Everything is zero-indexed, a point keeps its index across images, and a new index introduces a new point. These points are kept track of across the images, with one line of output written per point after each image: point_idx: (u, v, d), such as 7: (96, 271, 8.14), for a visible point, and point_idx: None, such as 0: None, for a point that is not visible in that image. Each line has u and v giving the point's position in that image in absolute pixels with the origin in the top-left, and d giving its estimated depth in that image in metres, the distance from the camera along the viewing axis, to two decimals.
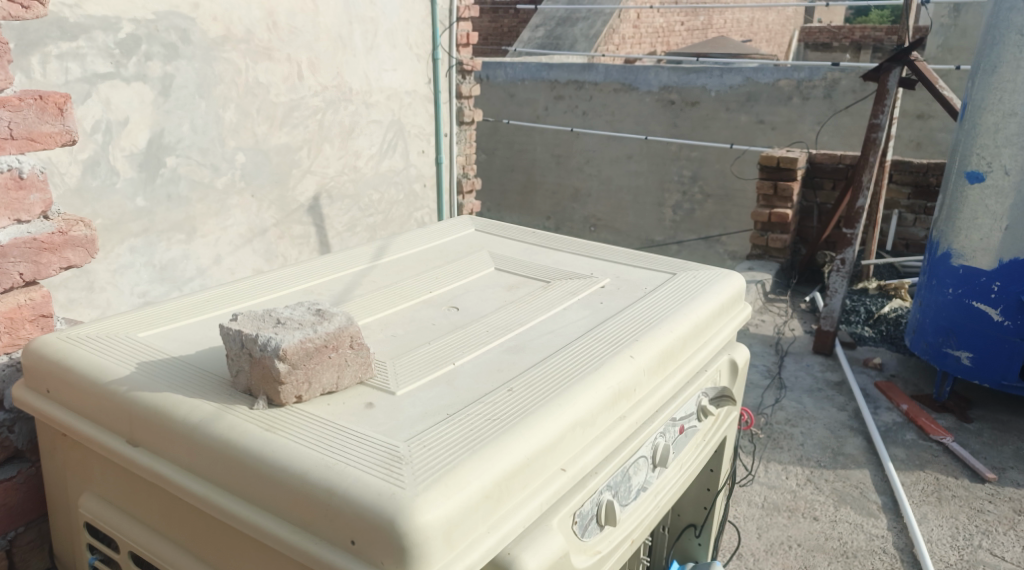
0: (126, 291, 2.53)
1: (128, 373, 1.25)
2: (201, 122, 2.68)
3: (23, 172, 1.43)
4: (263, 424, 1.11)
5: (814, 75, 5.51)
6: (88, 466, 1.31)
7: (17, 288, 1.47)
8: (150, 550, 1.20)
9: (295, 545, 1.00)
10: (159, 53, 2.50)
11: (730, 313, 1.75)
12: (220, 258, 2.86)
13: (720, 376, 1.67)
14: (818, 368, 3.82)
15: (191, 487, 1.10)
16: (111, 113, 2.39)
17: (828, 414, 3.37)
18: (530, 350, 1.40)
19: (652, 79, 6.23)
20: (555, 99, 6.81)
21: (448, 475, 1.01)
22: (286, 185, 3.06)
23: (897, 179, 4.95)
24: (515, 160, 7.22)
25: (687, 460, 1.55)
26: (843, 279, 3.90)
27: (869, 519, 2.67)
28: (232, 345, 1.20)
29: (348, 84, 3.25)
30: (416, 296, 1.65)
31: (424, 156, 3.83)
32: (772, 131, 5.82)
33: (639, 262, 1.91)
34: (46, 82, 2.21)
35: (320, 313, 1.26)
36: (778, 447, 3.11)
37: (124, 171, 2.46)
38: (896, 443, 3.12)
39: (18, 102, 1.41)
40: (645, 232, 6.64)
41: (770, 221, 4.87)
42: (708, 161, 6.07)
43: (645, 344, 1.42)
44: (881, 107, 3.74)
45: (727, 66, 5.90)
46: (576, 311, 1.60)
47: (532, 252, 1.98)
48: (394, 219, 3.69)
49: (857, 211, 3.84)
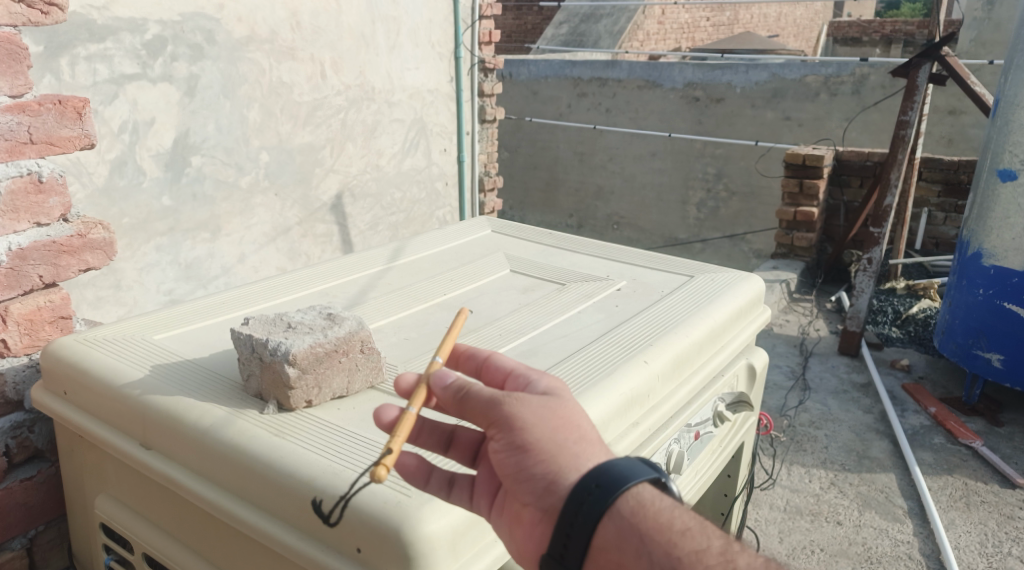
0: (152, 289, 2.56)
1: (142, 376, 1.26)
2: (226, 122, 2.70)
3: (42, 176, 1.45)
4: (273, 428, 1.12)
5: (842, 71, 5.42)
6: (103, 468, 1.32)
7: (37, 291, 1.49)
8: (162, 553, 1.21)
9: (301, 551, 1.00)
10: (184, 54, 2.52)
11: (749, 316, 1.73)
12: (244, 257, 2.88)
13: (737, 381, 1.65)
14: (843, 369, 3.76)
15: (201, 491, 1.11)
16: (137, 114, 2.42)
17: (854, 416, 3.31)
18: (542, 356, 1.38)
19: (676, 76, 6.19)
20: (578, 96, 6.77)
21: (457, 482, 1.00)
22: (309, 183, 3.07)
23: (927, 176, 4.84)
24: (539, 158, 7.19)
25: (702, 467, 1.55)
26: (870, 279, 3.82)
27: (895, 524, 2.62)
28: (243, 350, 1.20)
29: (371, 83, 3.26)
30: (430, 299, 1.65)
31: (446, 155, 3.82)
32: (799, 128, 5.74)
33: (657, 264, 1.89)
34: (75, 83, 2.23)
35: (330, 318, 1.27)
36: (801, 450, 3.06)
37: (150, 171, 2.49)
38: (924, 447, 3.05)
39: (38, 107, 1.42)
40: (669, 230, 6.57)
41: (795, 219, 4.80)
42: (733, 158, 5.99)
43: (659, 349, 1.40)
44: (910, 103, 3.64)
45: (753, 62, 5.82)
46: (591, 314, 1.58)
47: (549, 254, 1.96)
48: (416, 217, 3.69)
49: (884, 210, 3.76)
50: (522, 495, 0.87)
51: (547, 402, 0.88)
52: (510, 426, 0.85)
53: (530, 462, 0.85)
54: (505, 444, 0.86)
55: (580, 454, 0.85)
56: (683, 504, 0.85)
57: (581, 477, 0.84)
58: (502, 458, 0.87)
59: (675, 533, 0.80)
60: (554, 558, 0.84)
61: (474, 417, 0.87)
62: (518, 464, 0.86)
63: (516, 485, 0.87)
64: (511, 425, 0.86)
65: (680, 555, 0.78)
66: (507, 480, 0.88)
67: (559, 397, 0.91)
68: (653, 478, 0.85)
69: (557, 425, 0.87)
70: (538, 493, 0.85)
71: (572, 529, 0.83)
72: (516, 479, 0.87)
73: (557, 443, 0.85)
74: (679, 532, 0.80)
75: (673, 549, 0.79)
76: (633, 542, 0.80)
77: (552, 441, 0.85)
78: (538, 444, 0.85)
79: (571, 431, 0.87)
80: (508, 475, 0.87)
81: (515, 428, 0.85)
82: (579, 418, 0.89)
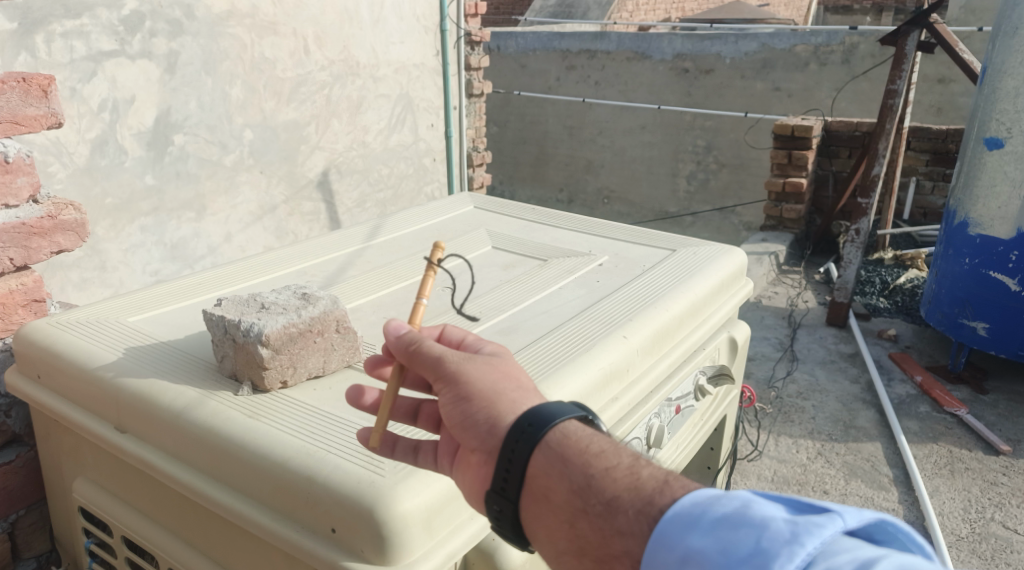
0: (138, 270, 2.54)
1: (116, 359, 1.25)
2: (208, 99, 2.65)
3: (8, 156, 1.42)
4: (247, 410, 1.10)
5: (832, 40, 5.39)
6: (79, 451, 1.31)
7: (8, 274, 1.47)
8: (141, 535, 1.20)
9: (276, 532, 0.99)
10: (163, 30, 2.46)
11: (731, 290, 1.72)
12: (231, 236, 2.86)
13: (719, 354, 1.65)
14: (831, 340, 3.77)
15: (176, 474, 1.09)
16: (117, 92, 2.37)
17: (841, 386, 3.33)
18: (522, 331, 1.37)
19: (665, 47, 6.14)
20: (567, 69, 6.72)
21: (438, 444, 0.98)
22: (294, 161, 3.03)
23: (916, 146, 4.82)
24: (527, 132, 7.13)
25: (683, 440, 1.54)
26: (858, 250, 3.81)
27: (880, 492, 2.65)
28: (216, 331, 1.19)
29: (355, 58, 3.21)
30: (410, 278, 1.63)
31: (433, 130, 3.78)
32: (788, 99, 5.71)
33: (640, 238, 1.88)
34: (52, 61, 2.18)
35: (305, 297, 1.26)
36: (788, 421, 3.08)
37: (132, 150, 2.45)
38: (909, 416, 3.07)
39: (1, 85, 1.39)
40: (659, 203, 6.55)
41: (784, 191, 4.78)
42: (723, 131, 5.96)
43: (639, 324, 1.39)
44: (898, 72, 3.60)
45: (742, 32, 5.78)
46: (572, 290, 1.57)
47: (530, 230, 1.95)
48: (404, 193, 3.66)
49: (872, 180, 3.73)
50: (468, 442, 0.84)
51: (490, 358, 0.88)
52: (455, 377, 0.85)
53: (474, 408, 0.83)
54: (451, 397, 0.85)
55: (517, 396, 0.83)
56: (610, 435, 0.81)
57: (516, 415, 0.81)
58: (450, 410, 0.85)
59: (591, 452, 0.76)
60: (496, 495, 0.81)
61: (423, 371, 0.88)
62: (464, 411, 0.84)
63: (462, 433, 0.84)
64: (457, 377, 0.85)
65: (592, 472, 0.75)
66: (457, 430, 0.85)
67: (504, 357, 0.90)
68: (583, 415, 0.82)
69: (499, 376, 0.86)
70: (482, 437, 0.82)
71: (508, 465, 0.79)
72: (462, 428, 0.84)
73: (495, 389, 0.84)
74: (595, 452, 0.76)
75: (587, 468, 0.75)
76: (557, 466, 0.77)
77: (492, 388, 0.84)
78: (479, 392, 0.84)
79: (510, 381, 0.86)
80: (456, 426, 0.85)
81: (460, 380, 0.85)
82: (520, 374, 0.88)
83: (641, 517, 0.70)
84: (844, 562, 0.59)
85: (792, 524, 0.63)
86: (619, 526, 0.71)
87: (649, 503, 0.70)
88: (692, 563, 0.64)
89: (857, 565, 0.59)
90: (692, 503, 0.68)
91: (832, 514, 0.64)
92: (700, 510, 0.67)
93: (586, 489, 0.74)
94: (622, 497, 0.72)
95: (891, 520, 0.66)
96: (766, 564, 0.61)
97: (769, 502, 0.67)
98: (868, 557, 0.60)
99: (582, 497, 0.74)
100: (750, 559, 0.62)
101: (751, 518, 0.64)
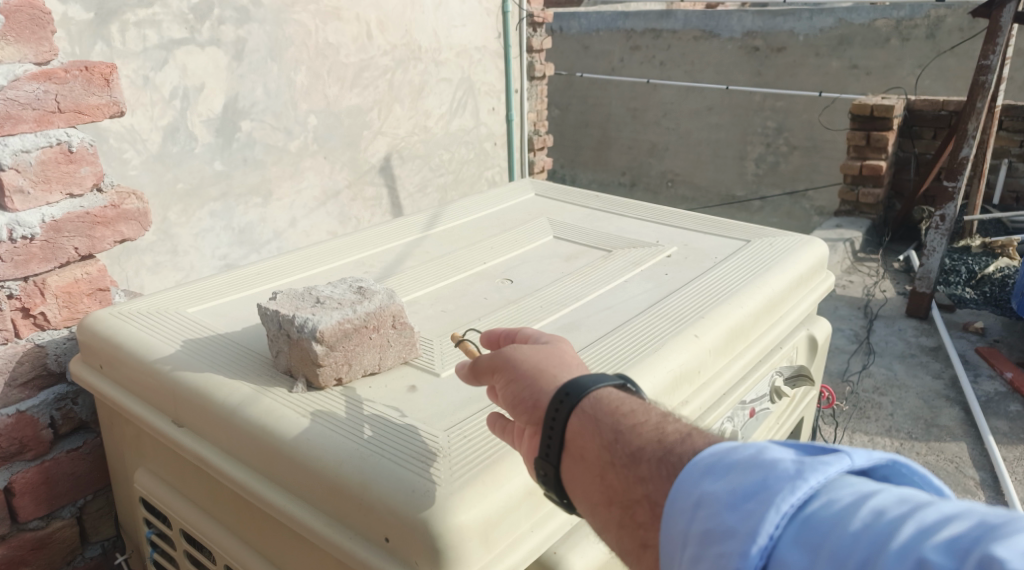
0: (208, 255, 2.57)
1: (173, 352, 1.23)
2: (274, 85, 2.65)
3: (72, 146, 1.42)
4: (301, 408, 1.07)
5: (916, 14, 5.09)
6: (140, 442, 1.31)
7: (74, 263, 1.48)
8: (199, 530, 1.19)
9: (329, 538, 0.95)
10: (231, 17, 2.46)
11: (810, 284, 1.61)
12: (296, 221, 2.86)
13: (796, 354, 1.55)
14: (911, 332, 3.57)
15: (230, 472, 1.07)
16: (187, 80, 2.38)
17: (922, 382, 3.15)
18: (587, 328, 1.30)
19: (735, 25, 5.92)
20: (631, 49, 6.54)
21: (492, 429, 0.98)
22: (357, 146, 3.02)
23: (1008, 126, 4.52)
24: (590, 115, 6.98)
25: (757, 445, 1.45)
26: (942, 237, 3.59)
27: (965, 496, 2.48)
28: (270, 326, 1.16)
29: (418, 42, 3.17)
30: (469, 269, 1.57)
31: (494, 114, 3.71)
32: (866, 77, 5.42)
33: (712, 228, 1.78)
34: (126, 50, 2.20)
35: (361, 292, 1.22)
36: (865, 417, 2.93)
37: (201, 137, 2.46)
38: (998, 414, 2.88)
39: (64, 74, 1.38)
40: (726, 187, 6.34)
41: (861, 174, 4.55)
42: (795, 111, 5.72)
43: (711, 322, 1.31)
44: (992, 46, 3.35)
45: (818, 8, 5.50)
46: (638, 283, 1.49)
47: (595, 218, 1.87)
48: (465, 178, 3.61)
49: (960, 163, 3.49)
50: (520, 421, 0.83)
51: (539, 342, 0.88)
52: (504, 356, 0.87)
53: (522, 386, 0.83)
54: (506, 380, 0.85)
55: (559, 371, 0.82)
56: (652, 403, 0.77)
57: (557, 386, 0.79)
58: (504, 393, 0.86)
59: (622, 411, 0.73)
60: (541, 461, 0.79)
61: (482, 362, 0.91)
62: (513, 392, 0.84)
63: (512, 411, 0.83)
64: (506, 361, 0.87)
65: (621, 427, 0.71)
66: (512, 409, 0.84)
67: (557, 341, 0.89)
68: (623, 384, 0.79)
69: (545, 355, 0.85)
70: (530, 412, 0.81)
71: (550, 431, 0.77)
72: (512, 408, 0.83)
73: (539, 366, 0.83)
74: (626, 411, 0.73)
75: (617, 425, 0.72)
76: (590, 425, 0.74)
77: (536, 365, 0.84)
78: (525, 370, 0.84)
79: (559, 360, 0.85)
80: (508, 406, 0.84)
81: (509, 361, 0.86)
82: (571, 354, 0.86)
83: (661, 464, 0.67)
84: (845, 494, 0.56)
85: (797, 462, 0.59)
86: (641, 476, 0.68)
87: (670, 452, 0.67)
88: (705, 506, 0.60)
89: (857, 497, 0.55)
90: (711, 453, 0.63)
91: (838, 452, 0.60)
92: (717, 458, 0.63)
93: (614, 443, 0.71)
94: (648, 448, 0.69)
95: (904, 461, 0.61)
96: (769, 500, 0.57)
97: (781, 447, 0.63)
98: (872, 491, 0.56)
99: (611, 452, 0.71)
100: (755, 496, 0.58)
101: (758, 457, 0.61)
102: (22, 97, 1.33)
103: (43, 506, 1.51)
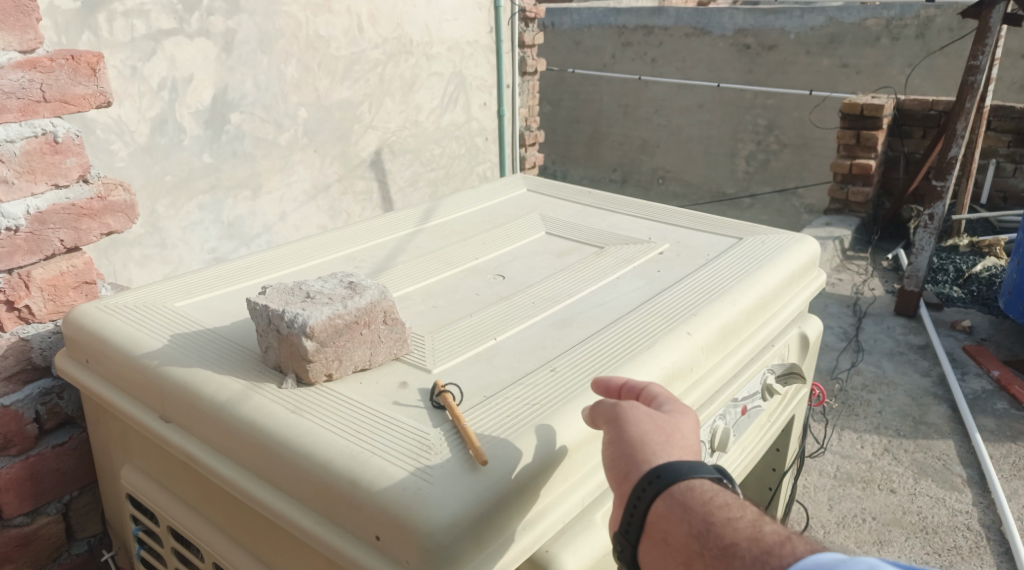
0: (197, 248, 2.54)
1: (160, 346, 1.22)
2: (264, 78, 2.62)
3: (57, 137, 1.40)
4: (290, 405, 1.06)
5: (906, 13, 5.11)
6: (127, 438, 1.30)
7: (59, 255, 1.46)
8: (186, 527, 1.18)
9: (319, 537, 0.94)
10: (220, 8, 2.44)
11: (802, 282, 1.61)
12: (286, 215, 2.84)
13: (788, 352, 1.55)
14: (899, 330, 3.58)
15: (219, 469, 1.06)
16: (176, 71, 2.35)
17: (910, 379, 3.16)
18: (578, 325, 1.30)
19: (726, 23, 5.92)
20: (623, 46, 6.54)
21: (462, 427, 0.99)
22: (348, 140, 3.00)
23: (996, 126, 4.55)
24: (581, 111, 6.98)
25: (749, 443, 1.45)
26: (931, 236, 3.61)
27: (952, 494, 2.50)
28: (259, 321, 1.14)
29: (409, 35, 3.15)
30: (461, 264, 1.56)
31: (486, 109, 3.69)
32: (857, 76, 5.44)
33: (706, 225, 1.77)
34: (113, 40, 2.17)
35: (352, 286, 1.20)
36: (853, 415, 2.94)
37: (190, 129, 2.44)
38: (985, 412, 2.90)
39: (50, 63, 1.36)
40: (716, 184, 6.34)
41: (851, 172, 4.56)
42: (785, 109, 5.74)
43: (704, 319, 1.30)
44: (982, 46, 3.36)
45: (809, 6, 5.51)
46: (630, 280, 1.48)
47: (588, 214, 1.86)
48: (456, 173, 3.59)
49: (949, 162, 3.51)
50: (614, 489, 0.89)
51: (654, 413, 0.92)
52: (617, 421, 0.93)
53: (621, 451, 0.88)
54: (611, 441, 0.91)
55: (658, 446, 0.87)
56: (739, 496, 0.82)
57: (651, 465, 0.85)
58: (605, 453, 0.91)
59: (715, 503, 0.79)
60: (620, 536, 0.85)
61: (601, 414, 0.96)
62: (614, 455, 0.89)
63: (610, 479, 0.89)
64: (619, 424, 0.92)
65: (714, 520, 0.77)
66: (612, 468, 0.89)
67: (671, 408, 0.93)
68: (715, 475, 0.84)
69: (651, 426, 0.90)
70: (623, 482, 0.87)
71: (635, 507, 0.83)
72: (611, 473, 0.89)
73: (643, 437, 0.88)
74: (718, 504, 0.79)
75: (710, 516, 0.78)
76: (678, 511, 0.80)
77: (640, 435, 0.89)
78: (630, 437, 0.89)
79: (660, 430, 0.90)
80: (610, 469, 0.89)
81: (620, 425, 0.91)
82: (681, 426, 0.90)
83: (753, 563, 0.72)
84: None
85: None
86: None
87: (766, 553, 0.72)
88: None
89: None
90: (811, 563, 0.69)
91: None
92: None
93: (704, 534, 0.77)
94: (739, 544, 0.74)
95: None
96: None
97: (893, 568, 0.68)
98: None
99: (700, 542, 0.77)
100: None
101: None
102: (6, 86, 1.31)
103: (28, 502, 1.49)
